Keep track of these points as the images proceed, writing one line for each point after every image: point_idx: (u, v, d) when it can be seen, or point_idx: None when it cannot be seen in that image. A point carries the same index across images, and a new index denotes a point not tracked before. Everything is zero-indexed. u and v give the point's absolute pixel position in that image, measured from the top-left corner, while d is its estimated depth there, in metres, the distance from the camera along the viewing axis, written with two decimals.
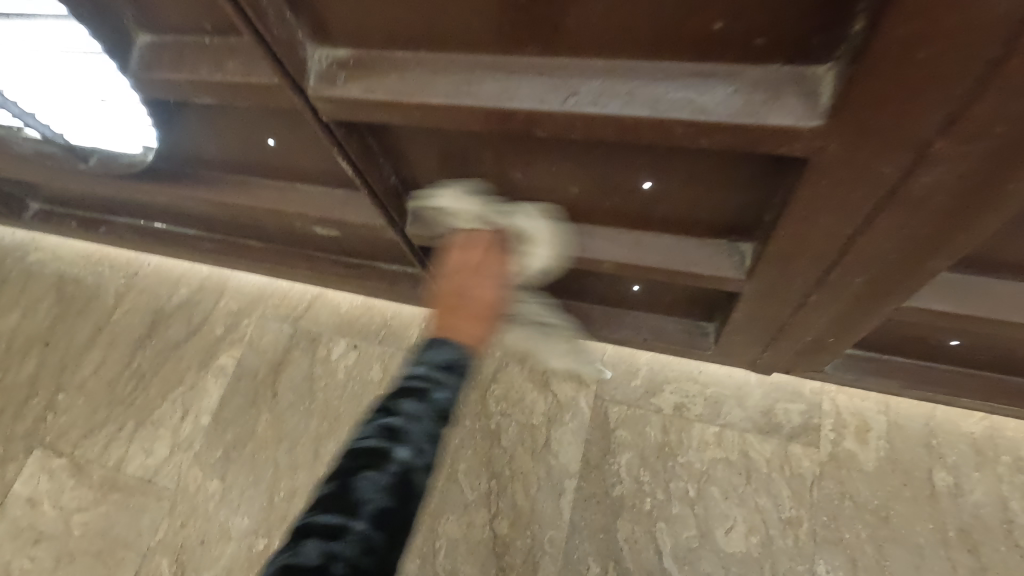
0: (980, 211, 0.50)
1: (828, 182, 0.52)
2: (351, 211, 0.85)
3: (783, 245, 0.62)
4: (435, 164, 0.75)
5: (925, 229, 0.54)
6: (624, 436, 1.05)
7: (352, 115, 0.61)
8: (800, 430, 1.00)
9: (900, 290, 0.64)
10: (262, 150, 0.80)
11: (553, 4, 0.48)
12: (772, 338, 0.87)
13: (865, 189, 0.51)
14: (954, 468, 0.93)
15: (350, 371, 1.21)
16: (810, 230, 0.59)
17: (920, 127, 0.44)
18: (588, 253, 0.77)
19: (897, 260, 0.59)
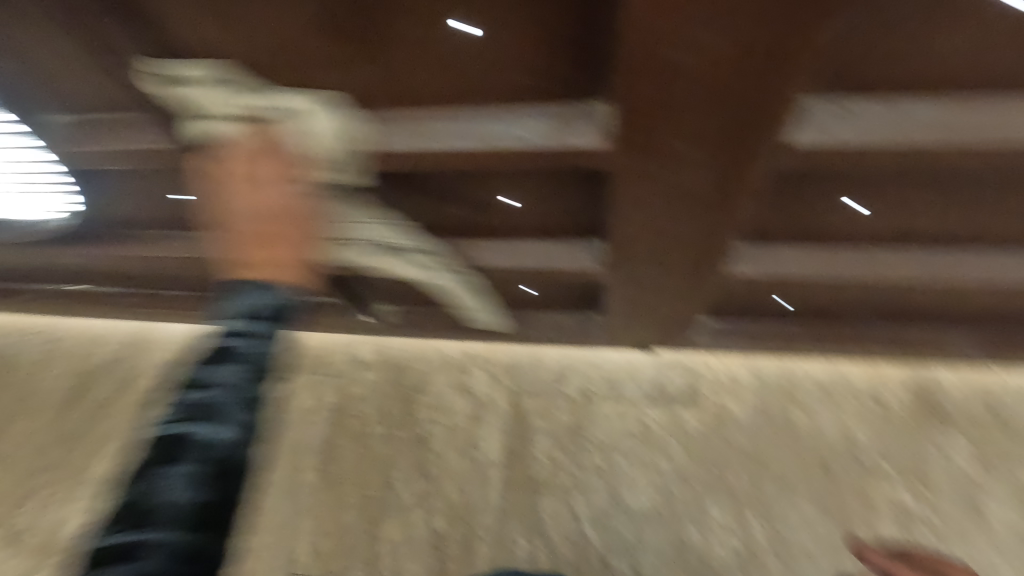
0: (736, 197, 0.67)
1: (628, 186, 0.68)
2: None
3: (618, 238, 0.78)
4: None
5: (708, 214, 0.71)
6: (539, 424, 1.18)
7: None
8: (685, 395, 1.16)
9: (714, 264, 0.82)
10: (176, 204, 0.90)
11: (399, 71, 0.62)
12: (644, 318, 1.03)
13: (655, 189, 0.67)
14: (807, 408, 1.11)
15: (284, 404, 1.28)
16: (632, 224, 0.75)
17: (670, 141, 0.60)
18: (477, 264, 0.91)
19: (700, 239, 0.76)
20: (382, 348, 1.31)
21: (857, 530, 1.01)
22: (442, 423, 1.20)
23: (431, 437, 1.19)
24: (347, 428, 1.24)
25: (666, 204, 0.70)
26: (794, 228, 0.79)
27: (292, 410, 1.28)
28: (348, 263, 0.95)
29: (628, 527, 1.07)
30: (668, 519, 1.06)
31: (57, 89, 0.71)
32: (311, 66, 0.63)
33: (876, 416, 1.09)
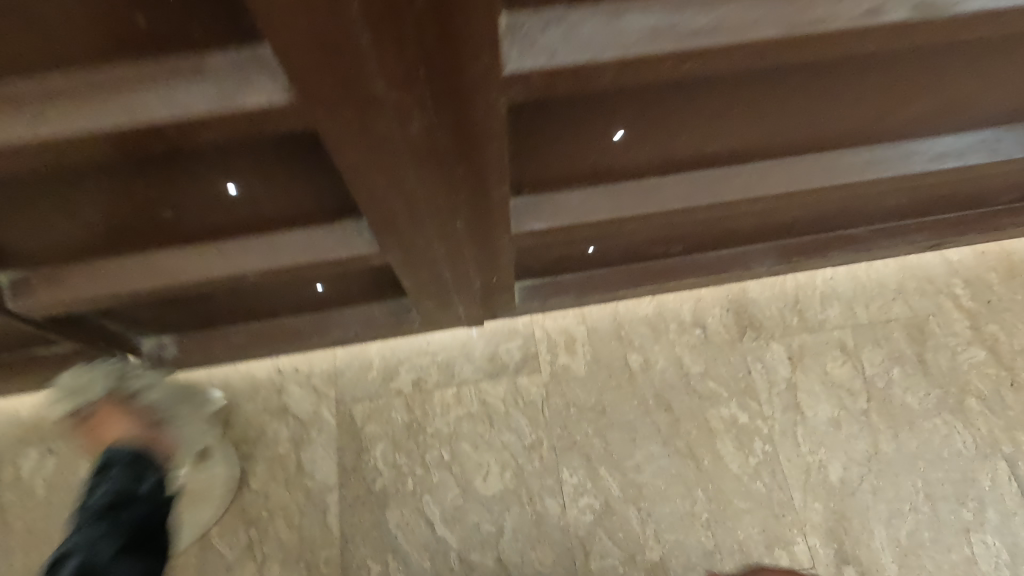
0: (481, 141, 0.56)
1: (348, 148, 0.54)
2: None
3: (374, 210, 0.65)
4: None
5: (459, 166, 0.60)
6: (373, 430, 1.05)
7: None
8: (522, 362, 1.10)
9: (495, 220, 0.72)
10: None
11: None
12: (454, 294, 0.93)
13: (382, 147, 0.54)
14: (640, 348, 1.10)
15: (54, 483, 1.03)
16: (379, 193, 0.62)
17: (367, 85, 0.47)
18: (227, 269, 0.74)
19: (466, 197, 0.66)
20: None
21: (701, 458, 1.02)
22: (261, 457, 1.03)
23: (250, 475, 1.02)
24: None
25: (406, 164, 0.57)
26: (572, 168, 0.71)
27: (67, 487, 1.03)
28: (61, 294, 0.74)
29: (484, 517, 0.99)
30: (523, 498, 1.00)
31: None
32: None
33: (700, 341, 1.10)
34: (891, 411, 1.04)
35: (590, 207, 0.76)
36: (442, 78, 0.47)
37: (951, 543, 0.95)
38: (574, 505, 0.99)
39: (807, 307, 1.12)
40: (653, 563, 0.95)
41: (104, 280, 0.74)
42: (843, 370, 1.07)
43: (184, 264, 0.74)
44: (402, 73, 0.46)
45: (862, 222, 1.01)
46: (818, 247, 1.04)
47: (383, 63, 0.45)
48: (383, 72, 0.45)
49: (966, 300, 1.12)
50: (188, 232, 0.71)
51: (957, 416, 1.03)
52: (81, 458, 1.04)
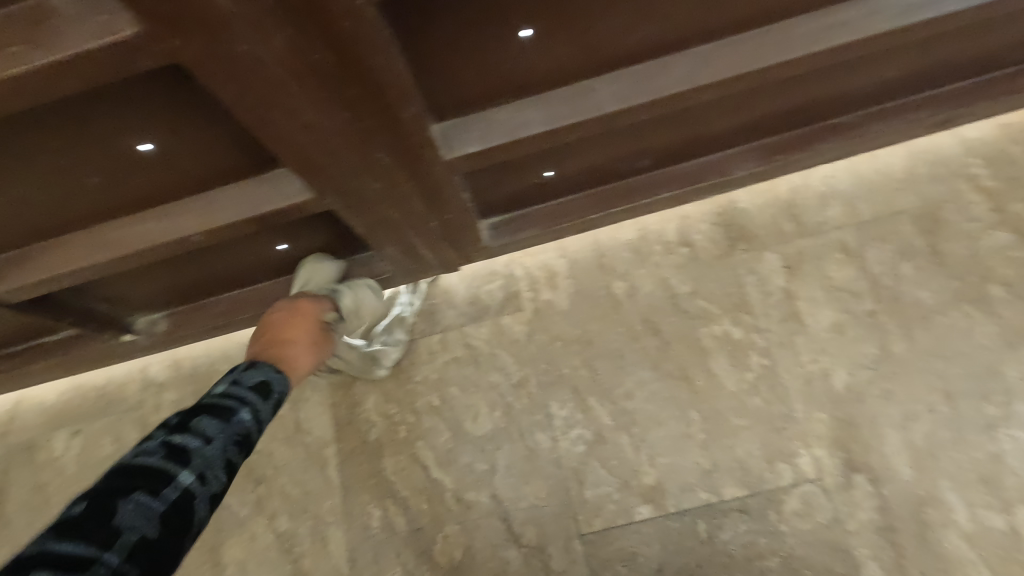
0: (361, 51, 0.54)
1: (226, 80, 0.53)
2: (64, 250, 0.76)
3: (286, 150, 0.64)
4: None
5: (351, 86, 0.57)
6: (363, 383, 1.06)
7: None
8: (504, 303, 1.08)
9: (420, 145, 0.69)
10: None
11: None
12: (415, 239, 0.91)
13: (260, 75, 0.53)
14: (624, 274, 1.05)
15: (81, 460, 1.10)
16: (282, 129, 0.60)
17: (213, 6, 0.45)
18: (168, 235, 0.75)
19: (374, 124, 0.63)
20: (175, 362, 1.13)
21: (694, 379, 0.97)
22: None
23: None
24: None
25: (293, 94, 0.56)
26: (490, 80, 0.67)
27: (92, 464, 1.09)
28: (22, 280, 0.77)
29: (477, 456, 0.99)
30: (514, 435, 0.99)
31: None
32: None
33: (687, 260, 1.04)
34: (901, 309, 0.96)
35: (521, 121, 0.72)
36: None
37: (974, 442, 0.88)
38: (565, 438, 0.98)
39: (803, 210, 1.04)
40: (649, 487, 0.93)
41: (56, 260, 0.76)
42: (846, 273, 0.99)
43: (129, 235, 0.75)
44: None
45: (847, 103, 0.91)
46: (802, 142, 0.95)
47: None
48: None
49: (987, 181, 1.00)
50: (126, 201, 0.72)
51: (978, 307, 0.94)
52: (102, 436, 1.11)
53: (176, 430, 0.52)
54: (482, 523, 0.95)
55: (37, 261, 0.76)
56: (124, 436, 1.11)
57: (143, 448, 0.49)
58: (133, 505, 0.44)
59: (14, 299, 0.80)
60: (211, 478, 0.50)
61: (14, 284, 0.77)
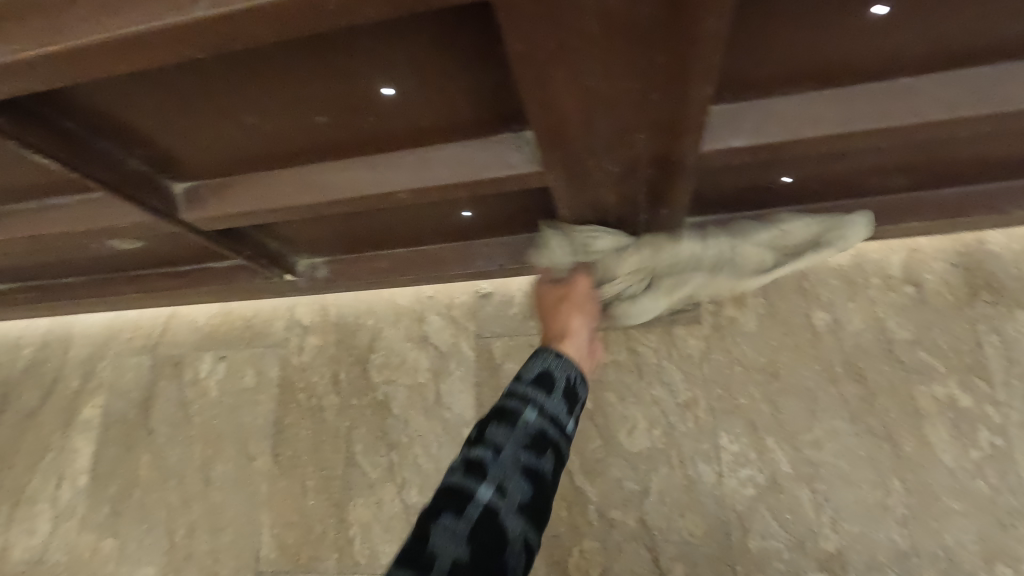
0: (695, 16, 0.43)
1: (530, 24, 0.43)
2: (266, 186, 0.72)
3: (542, 115, 0.55)
4: (163, 133, 0.64)
5: (658, 54, 0.47)
6: (513, 368, 1.00)
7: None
8: (679, 310, 0.96)
9: (685, 136, 0.58)
10: None
11: None
12: (614, 229, 0.81)
13: (572, 22, 0.43)
14: (829, 304, 0.91)
15: (223, 386, 1.11)
16: (553, 92, 0.51)
17: None
18: (374, 188, 0.69)
19: (655, 99, 0.52)
20: (323, 308, 1.11)
21: (901, 442, 0.83)
22: (403, 383, 1.03)
23: (392, 401, 1.03)
24: (296, 404, 1.07)
25: (592, 51, 0.46)
26: (793, 62, 0.55)
27: (233, 392, 1.10)
28: (218, 209, 0.74)
29: (629, 474, 0.90)
30: (674, 460, 0.89)
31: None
32: None
33: (911, 302, 0.89)
34: None
35: (808, 120, 0.59)
36: None
37: None
38: (733, 476, 0.87)
39: None
40: (828, 555, 0.81)
41: (256, 196, 0.73)
42: None
43: (335, 181, 0.70)
44: None
45: None
46: None
47: None
48: None
49: None
50: (341, 146, 0.67)
51: None
52: (245, 366, 1.11)
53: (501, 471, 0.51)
54: (626, 547, 0.87)
55: (238, 192, 0.73)
56: (266, 371, 1.10)
57: (484, 494, 0.50)
58: (449, 534, 0.48)
59: (206, 228, 0.77)
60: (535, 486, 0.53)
61: (208, 213, 0.74)
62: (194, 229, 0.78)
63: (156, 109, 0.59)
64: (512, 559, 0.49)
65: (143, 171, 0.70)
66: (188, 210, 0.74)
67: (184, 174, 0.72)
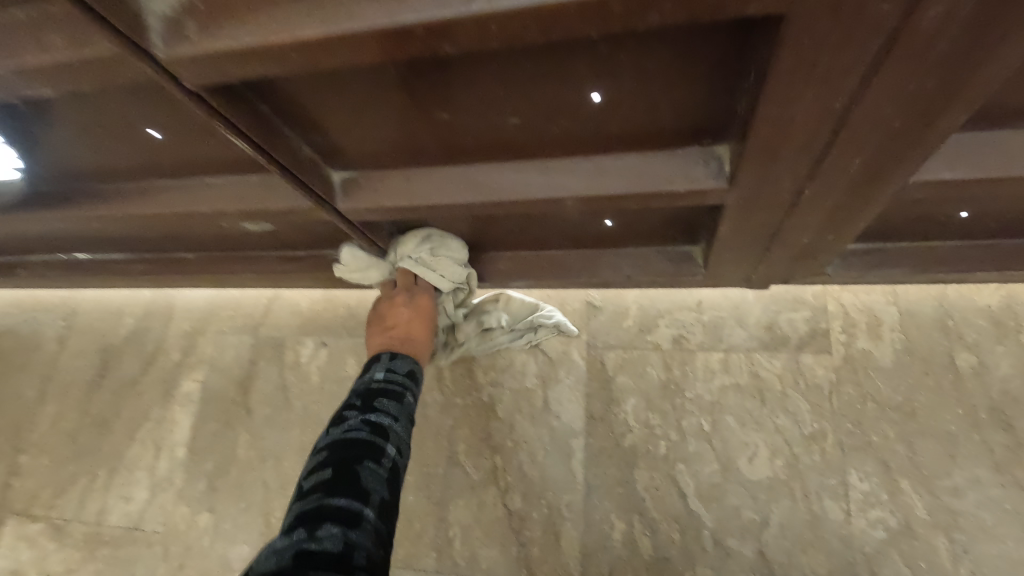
0: (999, 43, 0.39)
1: (811, 43, 0.41)
2: (428, 182, 0.71)
3: (765, 136, 0.52)
4: (347, 123, 0.63)
5: (931, 81, 0.43)
6: (625, 382, 0.97)
7: (220, 74, 0.48)
8: (808, 338, 0.93)
9: (905, 166, 0.55)
10: (147, 143, 0.68)
11: None
12: (764, 250, 0.78)
13: (859, 44, 0.40)
14: (975, 346, 0.87)
15: (323, 372, 1.11)
16: (793, 112, 0.48)
17: None
18: (544, 193, 0.67)
19: (898, 128, 0.49)
20: None
21: None
22: (509, 386, 1.02)
23: (497, 403, 1.01)
24: None
25: (860, 72, 0.43)
26: None
27: (334, 379, 1.10)
28: (375, 202, 0.73)
29: (747, 502, 0.87)
30: (797, 493, 0.86)
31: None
32: None
33: None
34: None
35: None
36: None
37: None
38: (862, 516, 0.84)
39: None
40: None
41: (415, 190, 0.71)
42: None
43: (503, 183, 0.68)
44: None
45: None
46: None
47: None
48: None
49: None
50: (517, 147, 0.65)
51: None
52: (347, 355, 1.11)
53: (347, 479, 0.59)
54: None
55: (396, 186, 0.72)
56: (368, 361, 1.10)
57: (332, 504, 0.56)
58: (331, 535, 0.53)
59: (357, 218, 0.77)
60: (383, 480, 0.61)
61: (366, 205, 0.73)
62: (345, 218, 0.77)
63: (353, 99, 0.58)
64: (381, 545, 0.56)
65: (313, 158, 0.69)
66: (347, 199, 0.74)
67: (349, 163, 0.72)
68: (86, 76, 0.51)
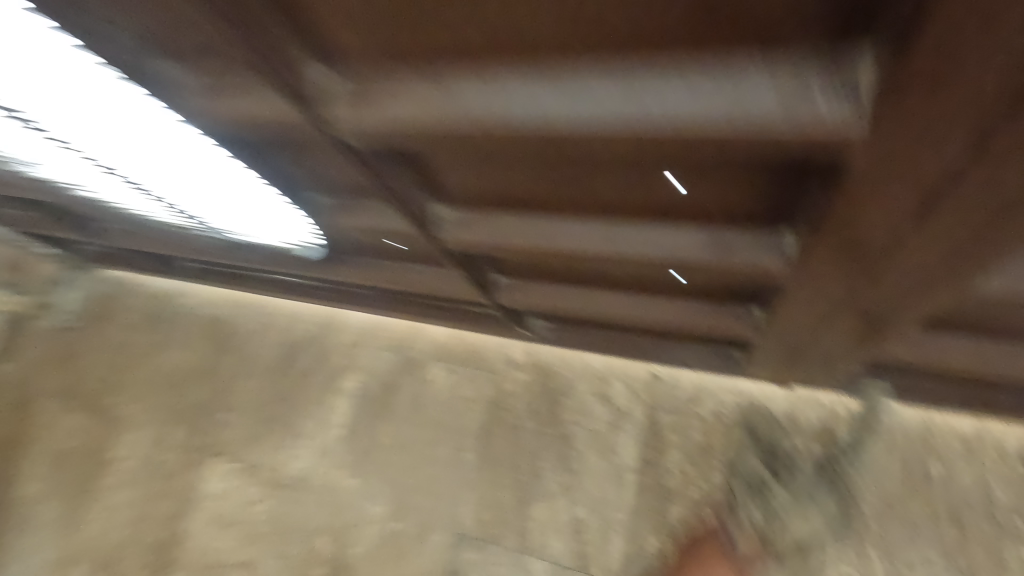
0: (934, 291, 0.65)
1: (816, 273, 0.68)
2: (557, 298, 1.11)
3: (791, 304, 0.80)
4: (516, 267, 1.03)
5: (896, 300, 0.69)
6: (672, 438, 1.31)
7: (467, 245, 0.91)
8: (819, 431, 1.22)
9: (891, 331, 0.80)
10: (390, 250, 1.12)
11: (598, 207, 0.73)
12: (784, 369, 1.12)
13: (846, 279, 0.67)
14: (948, 460, 1.14)
15: (449, 390, 1.51)
16: (808, 298, 0.75)
17: (871, 253, 0.60)
18: (633, 313, 1.06)
19: (882, 317, 0.75)
20: (531, 351, 1.47)
21: None
22: (585, 426, 1.38)
23: (574, 437, 1.37)
24: (501, 419, 1.44)
25: (849, 290, 0.70)
26: (966, 323, 0.81)
27: (456, 397, 1.50)
28: (522, 299, 1.15)
29: (751, 544, 1.19)
30: (789, 544, 1.18)
31: (332, 186, 0.88)
32: (518, 202, 0.77)
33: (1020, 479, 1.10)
34: None
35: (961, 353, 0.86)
36: (940, 259, 0.58)
37: None
38: (834, 569, 1.15)
39: None
40: None
41: (548, 299, 1.12)
42: None
43: (607, 304, 1.08)
44: (911, 252, 0.58)
45: None
46: None
47: (901, 245, 0.57)
48: (896, 249, 0.58)
49: None
50: (620, 292, 1.03)
51: None
52: (467, 380, 1.50)
53: None
54: None
55: (536, 295, 1.13)
56: (482, 388, 1.48)
57: None
58: None
59: (507, 304, 1.20)
60: None
61: (516, 299, 1.16)
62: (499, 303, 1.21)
63: (526, 261, 0.98)
64: None
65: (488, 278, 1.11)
66: (504, 296, 1.17)
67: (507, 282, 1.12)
68: (396, 234, 0.97)
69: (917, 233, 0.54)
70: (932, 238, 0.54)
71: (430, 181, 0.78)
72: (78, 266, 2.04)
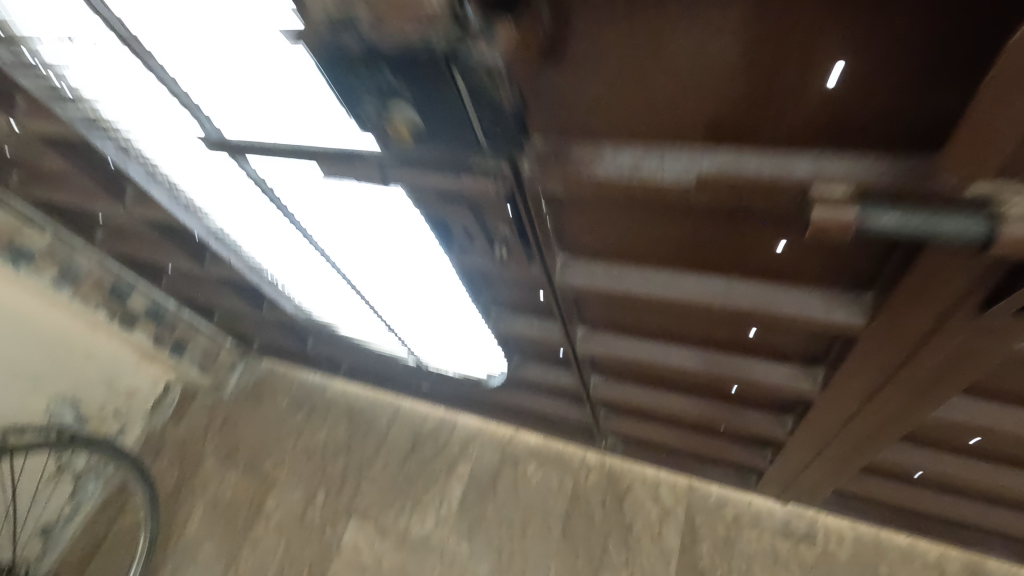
0: (888, 433, 1.12)
1: (820, 412, 1.17)
2: (640, 432, 1.74)
3: (803, 430, 1.29)
4: (619, 412, 1.68)
5: (867, 436, 1.17)
6: (704, 531, 1.87)
7: (600, 399, 1.57)
8: (805, 534, 1.80)
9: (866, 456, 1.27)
10: (534, 391, 1.76)
11: (686, 391, 1.41)
12: (783, 489, 1.73)
13: (838, 419, 1.16)
14: (890, 561, 1.71)
15: (540, 482, 2.09)
16: (815, 426, 1.25)
17: (849, 407, 1.09)
18: (690, 446, 1.69)
19: (859, 446, 1.22)
20: (602, 459, 2.08)
21: None
22: (641, 518, 1.94)
23: (634, 525, 1.93)
24: (579, 507, 2.01)
25: (838, 426, 1.19)
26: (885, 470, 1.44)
27: (545, 488, 2.07)
28: (616, 430, 1.79)
29: None
30: None
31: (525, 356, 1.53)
32: (641, 383, 1.45)
33: None
34: None
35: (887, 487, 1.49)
36: (887, 417, 1.06)
37: None
38: None
39: None
40: None
41: (634, 433, 1.75)
42: None
43: (672, 438, 1.71)
44: (871, 410, 1.06)
45: None
46: None
47: (865, 405, 1.06)
48: (863, 407, 1.06)
49: None
50: (683, 434, 1.67)
51: None
52: (554, 476, 2.09)
53: None
54: None
55: (626, 430, 1.76)
56: (565, 483, 2.06)
57: None
58: None
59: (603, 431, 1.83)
60: None
61: (612, 429, 1.79)
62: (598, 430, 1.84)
63: (629, 411, 1.63)
64: None
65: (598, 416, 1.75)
66: (603, 427, 1.80)
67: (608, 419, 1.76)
68: (553, 388, 1.62)
69: (873, 401, 1.03)
70: (882, 405, 1.03)
71: (593, 373, 1.45)
72: (244, 355, 2.66)
